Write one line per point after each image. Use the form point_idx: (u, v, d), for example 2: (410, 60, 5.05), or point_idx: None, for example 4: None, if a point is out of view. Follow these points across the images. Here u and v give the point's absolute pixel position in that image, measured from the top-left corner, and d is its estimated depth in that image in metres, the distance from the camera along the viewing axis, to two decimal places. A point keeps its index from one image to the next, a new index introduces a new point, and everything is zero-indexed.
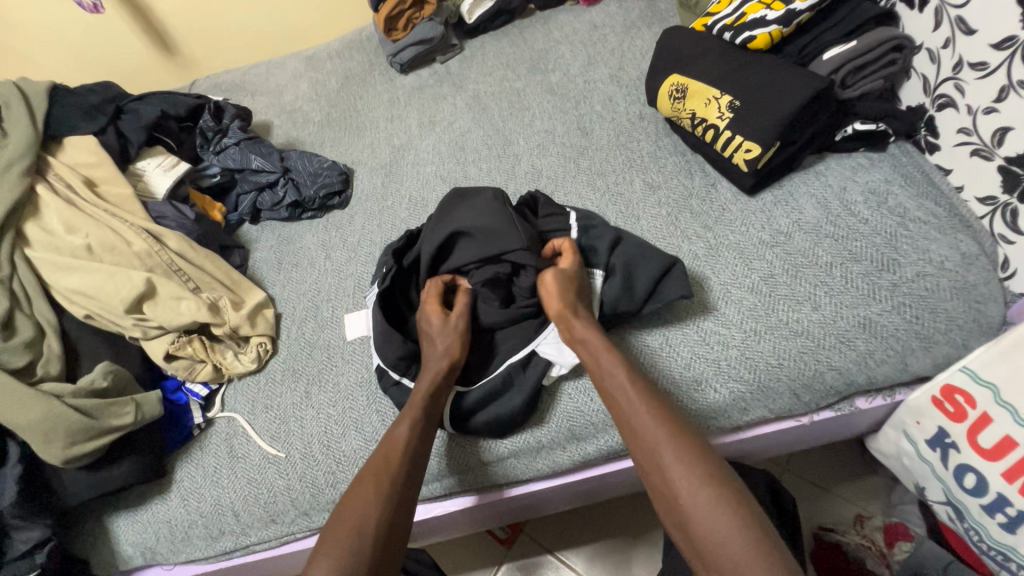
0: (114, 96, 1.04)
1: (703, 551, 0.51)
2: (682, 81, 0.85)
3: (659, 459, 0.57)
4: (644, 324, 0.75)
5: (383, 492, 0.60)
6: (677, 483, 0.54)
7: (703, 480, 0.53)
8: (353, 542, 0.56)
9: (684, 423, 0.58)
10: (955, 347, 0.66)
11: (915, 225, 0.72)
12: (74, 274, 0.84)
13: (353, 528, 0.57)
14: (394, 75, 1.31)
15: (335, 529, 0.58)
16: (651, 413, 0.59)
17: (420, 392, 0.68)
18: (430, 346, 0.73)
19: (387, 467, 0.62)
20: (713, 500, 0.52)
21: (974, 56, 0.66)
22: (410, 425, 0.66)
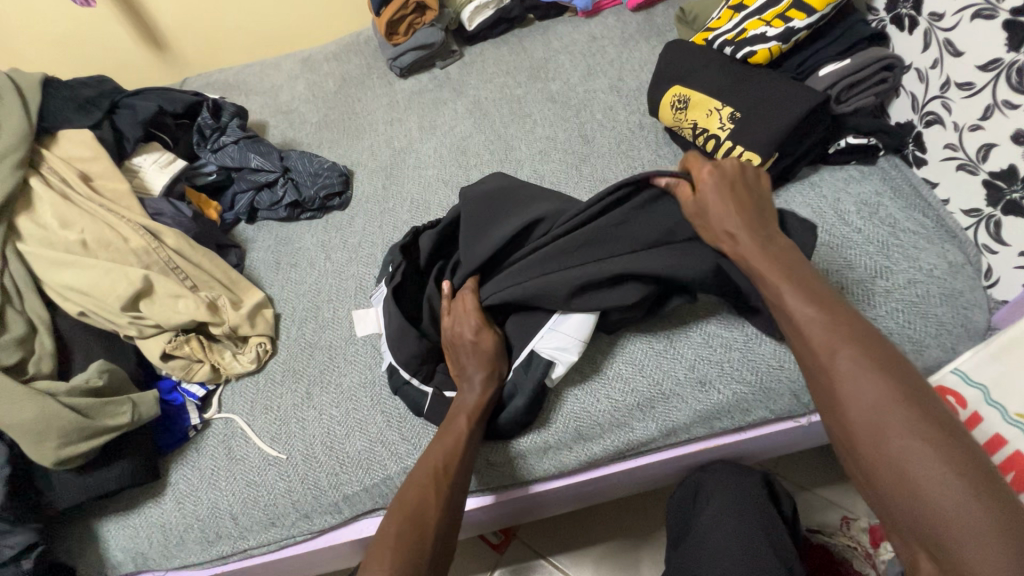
0: (110, 90, 1.02)
1: (908, 495, 0.46)
2: (684, 92, 0.88)
3: (845, 387, 0.51)
4: (649, 327, 0.77)
5: (440, 496, 0.62)
6: (878, 430, 0.49)
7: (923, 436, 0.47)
8: (409, 553, 0.57)
9: (888, 355, 0.52)
10: (944, 351, 0.69)
11: (905, 235, 0.76)
12: (68, 270, 0.81)
13: (411, 529, 0.59)
14: (393, 79, 1.31)
15: (394, 530, 0.59)
16: (839, 342, 0.53)
17: (469, 399, 0.69)
18: (473, 363, 0.71)
19: (441, 471, 0.64)
20: (923, 449, 0.46)
21: (961, 77, 0.71)
22: (462, 435, 0.66)
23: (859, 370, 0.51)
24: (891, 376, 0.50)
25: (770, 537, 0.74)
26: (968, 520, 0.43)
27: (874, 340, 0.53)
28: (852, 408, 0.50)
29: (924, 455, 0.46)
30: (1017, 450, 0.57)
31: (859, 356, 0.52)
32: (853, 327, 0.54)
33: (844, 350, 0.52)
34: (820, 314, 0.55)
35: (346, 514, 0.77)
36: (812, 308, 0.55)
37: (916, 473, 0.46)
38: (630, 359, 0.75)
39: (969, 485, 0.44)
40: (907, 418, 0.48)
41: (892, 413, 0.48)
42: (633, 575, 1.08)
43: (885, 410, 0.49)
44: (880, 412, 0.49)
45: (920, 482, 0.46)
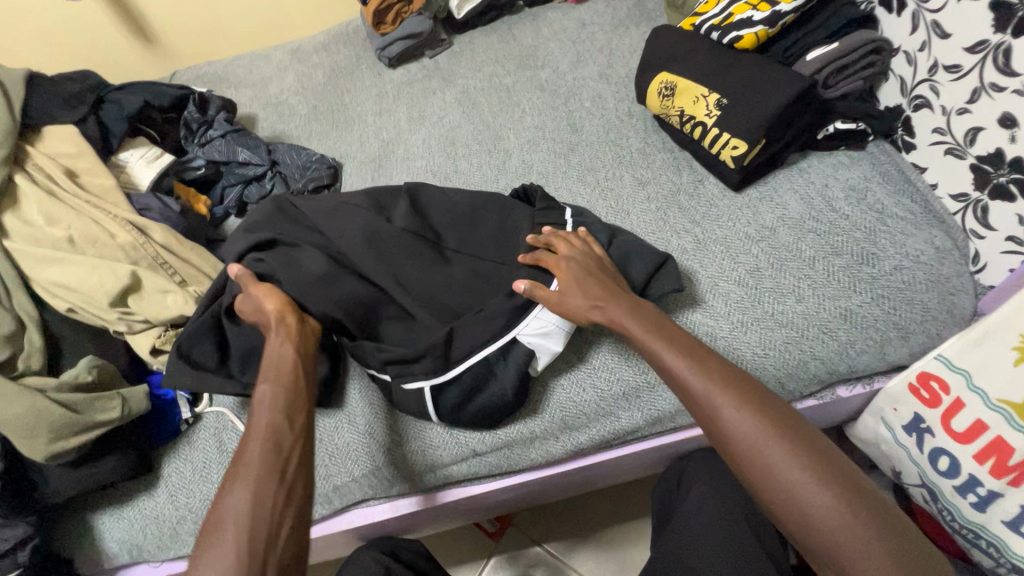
0: (94, 85, 1.01)
1: (824, 539, 0.48)
2: (671, 78, 0.87)
3: (736, 438, 0.53)
4: None
5: (285, 426, 0.58)
6: (788, 483, 0.50)
7: (809, 470, 0.50)
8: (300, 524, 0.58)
9: (741, 393, 0.54)
10: (929, 338, 0.69)
11: (892, 221, 0.75)
12: (55, 266, 0.82)
13: (258, 454, 0.56)
14: (382, 69, 1.30)
15: (248, 458, 0.56)
16: (712, 390, 0.55)
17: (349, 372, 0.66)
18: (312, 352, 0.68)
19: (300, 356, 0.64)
20: (802, 480, 0.49)
21: (948, 59, 0.70)
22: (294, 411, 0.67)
23: (729, 412, 0.53)
24: (763, 415, 0.53)
25: (757, 523, 0.74)
26: (852, 539, 0.47)
27: (730, 381, 0.56)
28: (735, 449, 0.52)
29: (809, 488, 0.49)
30: (998, 435, 0.58)
31: (736, 402, 0.54)
32: (717, 370, 0.56)
33: (722, 401, 0.54)
34: (701, 370, 0.56)
35: (336, 505, 0.78)
36: (686, 360, 0.57)
37: (799, 500, 0.49)
38: (616, 348, 0.75)
39: (841, 507, 0.48)
40: (783, 456, 0.50)
41: (772, 449, 0.51)
42: (626, 560, 1.10)
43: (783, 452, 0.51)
44: (760, 444, 0.51)
45: (823, 519, 0.48)
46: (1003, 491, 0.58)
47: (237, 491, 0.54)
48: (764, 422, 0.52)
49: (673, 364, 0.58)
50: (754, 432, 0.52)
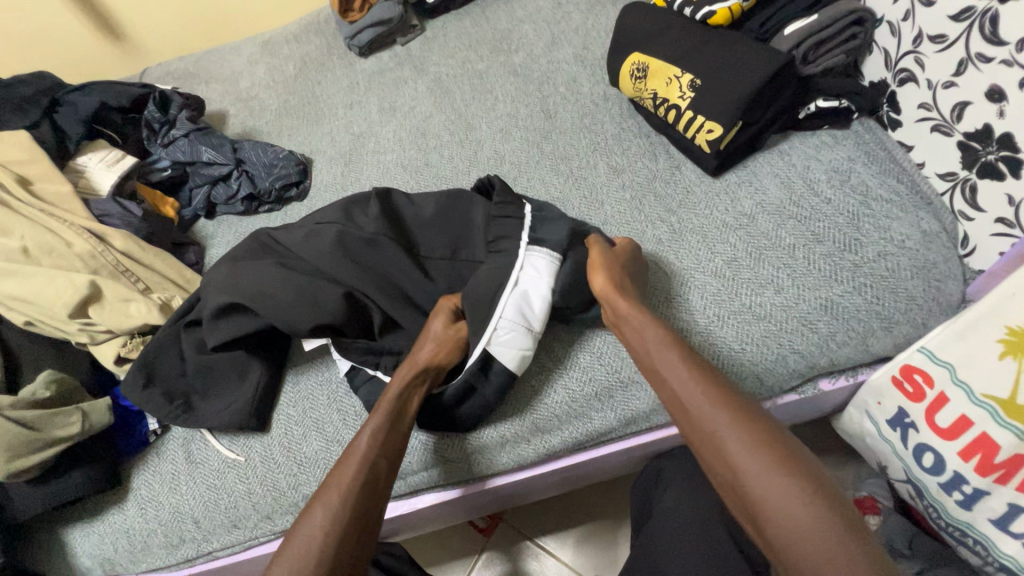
0: (49, 88, 0.99)
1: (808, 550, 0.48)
2: (643, 59, 0.82)
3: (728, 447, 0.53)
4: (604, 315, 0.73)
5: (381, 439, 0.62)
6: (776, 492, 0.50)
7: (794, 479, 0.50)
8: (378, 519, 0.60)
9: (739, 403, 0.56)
10: (915, 327, 0.66)
11: (877, 204, 0.71)
12: (10, 279, 0.79)
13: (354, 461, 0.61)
14: (353, 59, 1.26)
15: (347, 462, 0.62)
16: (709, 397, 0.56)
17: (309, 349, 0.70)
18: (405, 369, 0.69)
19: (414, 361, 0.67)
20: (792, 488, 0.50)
21: (932, 29, 0.65)
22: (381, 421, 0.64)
23: (724, 422, 0.54)
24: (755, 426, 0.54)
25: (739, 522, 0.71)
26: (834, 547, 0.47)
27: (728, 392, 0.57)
28: (729, 457, 0.53)
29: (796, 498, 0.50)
30: (984, 431, 0.55)
31: (729, 411, 0.55)
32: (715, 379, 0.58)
33: (717, 409, 0.55)
34: (696, 379, 0.57)
35: None
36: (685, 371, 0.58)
37: (789, 510, 0.49)
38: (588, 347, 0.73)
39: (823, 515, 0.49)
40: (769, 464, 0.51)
41: (762, 460, 0.52)
42: (616, 554, 1.08)
43: (748, 451, 0.52)
44: (753, 456, 0.52)
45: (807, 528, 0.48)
46: (990, 489, 0.55)
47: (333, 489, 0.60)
48: (756, 430, 0.53)
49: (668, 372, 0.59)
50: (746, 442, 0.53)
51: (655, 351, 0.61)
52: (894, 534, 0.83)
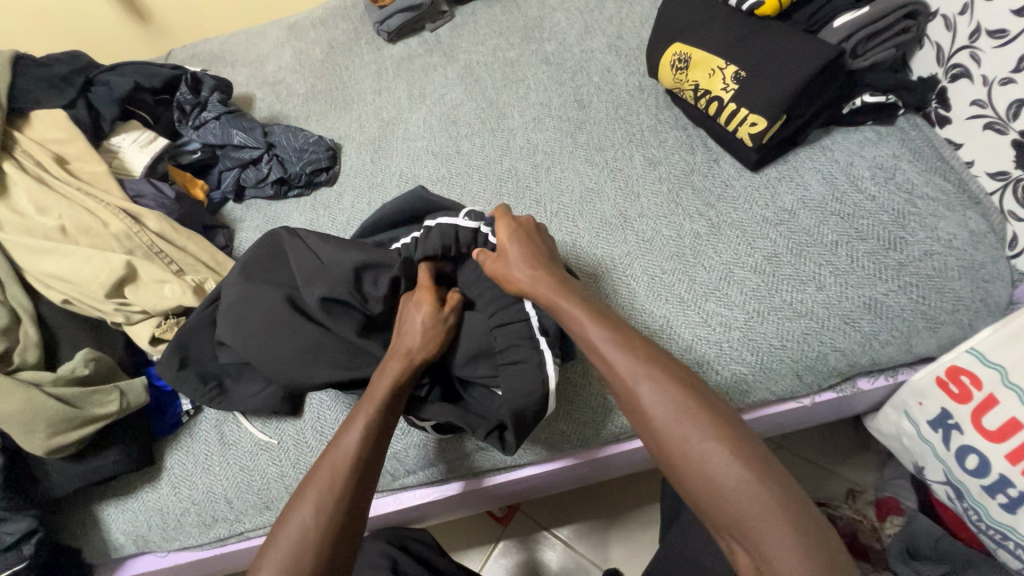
0: (82, 67, 0.99)
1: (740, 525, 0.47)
2: (685, 50, 0.81)
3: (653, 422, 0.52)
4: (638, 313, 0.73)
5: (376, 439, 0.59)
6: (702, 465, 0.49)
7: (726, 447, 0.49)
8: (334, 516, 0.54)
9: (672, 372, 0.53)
10: (960, 328, 0.65)
11: (922, 202, 0.70)
12: (48, 257, 0.80)
13: (345, 466, 0.57)
14: (381, 44, 1.25)
15: (324, 468, 0.57)
16: (634, 364, 0.54)
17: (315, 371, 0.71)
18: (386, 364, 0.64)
19: (408, 357, 0.63)
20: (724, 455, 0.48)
21: (993, 23, 0.64)
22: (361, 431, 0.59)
23: (653, 391, 0.52)
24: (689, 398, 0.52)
25: None
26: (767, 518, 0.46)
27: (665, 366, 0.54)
28: (658, 429, 0.51)
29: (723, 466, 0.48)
30: None
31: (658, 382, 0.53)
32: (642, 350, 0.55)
33: (643, 386, 0.53)
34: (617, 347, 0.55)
35: None
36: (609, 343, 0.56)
37: (718, 480, 0.48)
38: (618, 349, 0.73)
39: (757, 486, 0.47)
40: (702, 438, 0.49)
41: (692, 431, 0.50)
42: (634, 546, 1.09)
43: (680, 422, 0.50)
44: (679, 430, 0.50)
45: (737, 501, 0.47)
46: None
47: (302, 504, 0.55)
48: (685, 400, 0.51)
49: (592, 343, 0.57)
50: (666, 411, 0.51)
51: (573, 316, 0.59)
52: (921, 535, 0.83)
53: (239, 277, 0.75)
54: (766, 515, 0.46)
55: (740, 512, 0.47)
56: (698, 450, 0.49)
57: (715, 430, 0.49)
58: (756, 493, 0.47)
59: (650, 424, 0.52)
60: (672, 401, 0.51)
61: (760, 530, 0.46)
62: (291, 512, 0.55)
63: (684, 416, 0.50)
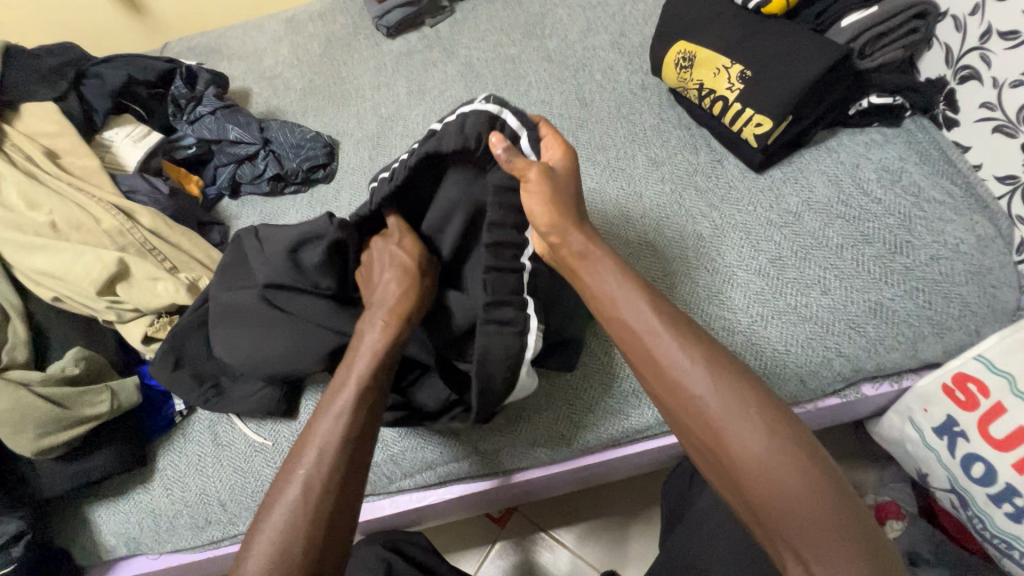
0: (75, 59, 0.97)
1: (775, 506, 0.45)
2: (690, 48, 0.80)
3: (683, 397, 0.50)
4: None
5: (365, 418, 0.54)
6: (738, 443, 0.47)
7: (767, 425, 0.47)
8: (318, 514, 0.50)
9: (712, 346, 0.52)
10: (967, 334, 0.64)
11: (929, 206, 0.69)
12: (38, 253, 0.78)
13: (336, 434, 0.52)
14: (381, 39, 1.23)
15: (311, 451, 0.52)
16: (668, 334, 0.52)
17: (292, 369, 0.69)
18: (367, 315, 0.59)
19: (396, 312, 0.58)
20: (767, 434, 0.46)
21: (1004, 24, 0.63)
22: (348, 408, 0.53)
23: (690, 363, 0.50)
24: (729, 372, 0.50)
25: None
26: (808, 500, 0.44)
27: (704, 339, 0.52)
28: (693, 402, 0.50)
29: (765, 446, 0.46)
30: None
31: (694, 354, 0.51)
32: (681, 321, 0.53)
33: (681, 358, 0.51)
34: (652, 315, 0.54)
35: None
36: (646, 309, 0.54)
37: (760, 459, 0.46)
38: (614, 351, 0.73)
39: (798, 466, 0.45)
40: (735, 412, 0.48)
41: (729, 406, 0.48)
42: (632, 548, 1.09)
43: (717, 393, 0.49)
44: (716, 405, 0.48)
45: (777, 480, 0.45)
46: None
47: (284, 494, 0.50)
48: (723, 373, 0.50)
49: (625, 306, 0.55)
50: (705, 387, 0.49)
51: (605, 280, 0.57)
52: (923, 540, 0.82)
53: (219, 279, 0.75)
54: (806, 498, 0.44)
55: (801, 518, 0.44)
56: (755, 450, 0.46)
57: (750, 406, 0.48)
58: (816, 496, 0.44)
59: (699, 420, 0.50)
60: (713, 376, 0.49)
61: (796, 512, 0.44)
62: (280, 494, 0.50)
63: (726, 389, 0.49)
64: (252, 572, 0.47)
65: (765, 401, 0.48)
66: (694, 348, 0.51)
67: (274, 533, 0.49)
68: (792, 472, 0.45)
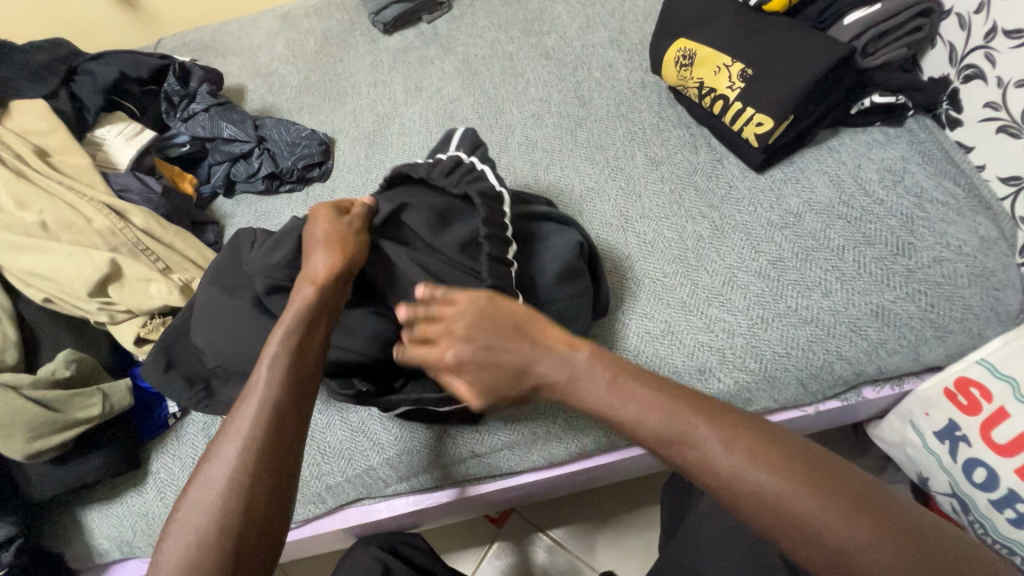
0: (66, 56, 0.96)
1: None
2: (690, 46, 0.79)
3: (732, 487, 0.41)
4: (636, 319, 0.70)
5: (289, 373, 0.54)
6: (814, 535, 0.38)
7: (836, 505, 0.38)
8: (244, 471, 0.49)
9: (733, 421, 0.42)
10: (969, 337, 0.63)
11: (932, 207, 0.68)
12: (28, 254, 0.77)
13: (258, 398, 0.52)
14: (377, 35, 1.21)
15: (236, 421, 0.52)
16: (683, 419, 0.42)
17: None
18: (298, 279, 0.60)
19: (313, 274, 0.58)
20: (835, 520, 0.38)
21: (1010, 23, 0.62)
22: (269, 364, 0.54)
23: (718, 444, 0.41)
24: (762, 448, 0.41)
25: None
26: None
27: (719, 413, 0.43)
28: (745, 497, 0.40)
29: (844, 530, 0.38)
30: None
31: (719, 434, 0.42)
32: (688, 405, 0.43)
33: (707, 439, 0.41)
34: (650, 399, 0.43)
35: (331, 504, 0.75)
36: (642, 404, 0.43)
37: (841, 548, 0.38)
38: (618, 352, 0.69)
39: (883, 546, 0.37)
40: (795, 498, 0.39)
41: (784, 496, 0.39)
42: (631, 549, 1.08)
43: (773, 483, 0.39)
44: (771, 497, 0.39)
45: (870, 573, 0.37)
46: None
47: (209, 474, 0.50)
48: (758, 452, 0.41)
49: (620, 399, 0.44)
50: (747, 470, 0.40)
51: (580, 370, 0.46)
52: None
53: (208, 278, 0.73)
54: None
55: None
56: (824, 534, 0.38)
57: (807, 486, 0.39)
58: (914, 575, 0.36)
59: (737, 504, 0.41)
60: (752, 459, 0.40)
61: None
62: (206, 466, 0.50)
63: (772, 473, 0.40)
64: (172, 552, 0.47)
65: (813, 472, 0.40)
66: (715, 426, 0.42)
67: (197, 513, 0.48)
68: (851, 526, 0.38)
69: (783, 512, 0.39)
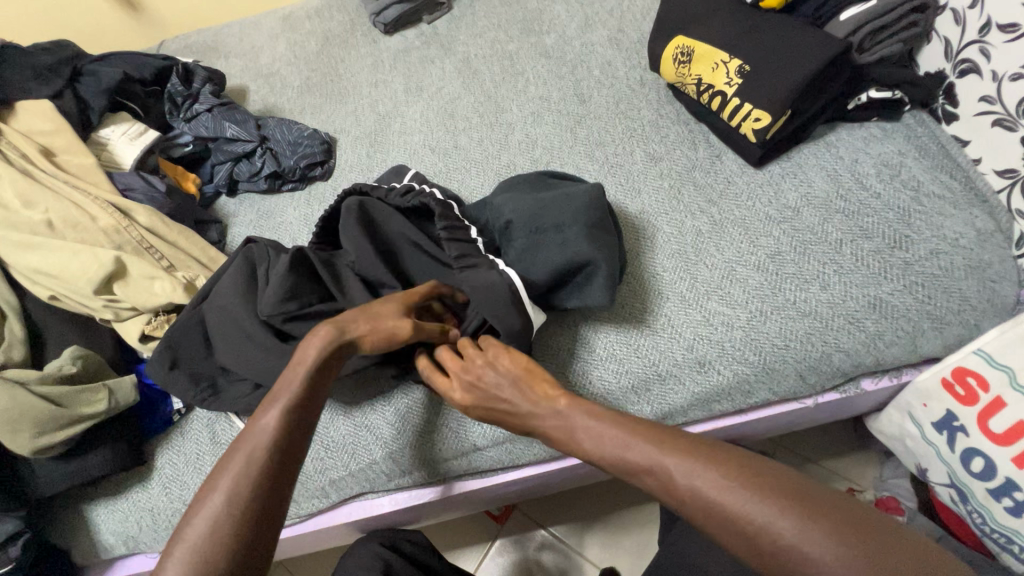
0: (71, 56, 0.97)
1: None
2: (688, 42, 0.79)
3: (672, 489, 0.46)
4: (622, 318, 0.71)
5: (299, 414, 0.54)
6: (748, 527, 0.42)
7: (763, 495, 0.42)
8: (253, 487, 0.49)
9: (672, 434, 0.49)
10: (966, 329, 0.64)
11: (928, 200, 0.69)
12: (33, 252, 0.78)
13: (269, 437, 0.52)
14: (378, 36, 1.22)
15: (240, 453, 0.51)
16: (632, 439, 0.49)
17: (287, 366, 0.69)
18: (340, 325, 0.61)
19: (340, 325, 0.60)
20: (763, 511, 0.42)
21: (1004, 17, 0.62)
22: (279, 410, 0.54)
23: (660, 456, 0.47)
24: (700, 453, 0.47)
25: None
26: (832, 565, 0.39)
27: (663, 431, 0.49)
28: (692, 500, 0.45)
29: (765, 517, 0.42)
30: None
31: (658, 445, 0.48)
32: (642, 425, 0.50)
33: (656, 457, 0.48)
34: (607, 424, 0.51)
35: (334, 499, 0.75)
36: (599, 421, 0.52)
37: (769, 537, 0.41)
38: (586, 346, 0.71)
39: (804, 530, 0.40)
40: (723, 489, 0.44)
41: (718, 491, 0.44)
42: (632, 544, 1.08)
43: (711, 487, 0.44)
44: (710, 498, 0.44)
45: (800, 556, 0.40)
46: None
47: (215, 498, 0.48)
48: (701, 460, 0.46)
49: (583, 425, 0.53)
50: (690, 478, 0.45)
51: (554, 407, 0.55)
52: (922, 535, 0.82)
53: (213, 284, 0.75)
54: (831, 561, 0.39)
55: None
56: (755, 523, 0.42)
57: (735, 480, 0.44)
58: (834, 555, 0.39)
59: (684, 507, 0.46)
60: (688, 460, 0.46)
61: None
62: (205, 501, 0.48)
63: (706, 469, 0.45)
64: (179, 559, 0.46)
65: (744, 469, 0.45)
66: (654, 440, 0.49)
67: (204, 527, 0.47)
68: (784, 515, 0.41)
69: (744, 525, 0.42)
